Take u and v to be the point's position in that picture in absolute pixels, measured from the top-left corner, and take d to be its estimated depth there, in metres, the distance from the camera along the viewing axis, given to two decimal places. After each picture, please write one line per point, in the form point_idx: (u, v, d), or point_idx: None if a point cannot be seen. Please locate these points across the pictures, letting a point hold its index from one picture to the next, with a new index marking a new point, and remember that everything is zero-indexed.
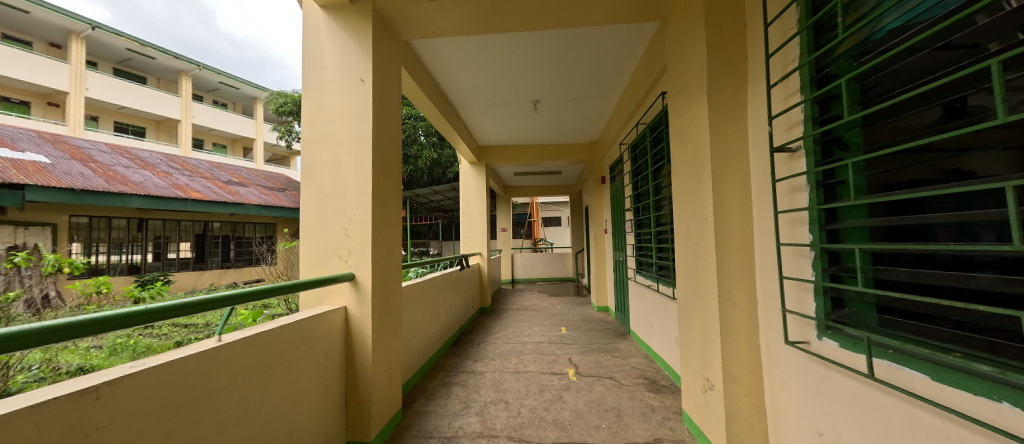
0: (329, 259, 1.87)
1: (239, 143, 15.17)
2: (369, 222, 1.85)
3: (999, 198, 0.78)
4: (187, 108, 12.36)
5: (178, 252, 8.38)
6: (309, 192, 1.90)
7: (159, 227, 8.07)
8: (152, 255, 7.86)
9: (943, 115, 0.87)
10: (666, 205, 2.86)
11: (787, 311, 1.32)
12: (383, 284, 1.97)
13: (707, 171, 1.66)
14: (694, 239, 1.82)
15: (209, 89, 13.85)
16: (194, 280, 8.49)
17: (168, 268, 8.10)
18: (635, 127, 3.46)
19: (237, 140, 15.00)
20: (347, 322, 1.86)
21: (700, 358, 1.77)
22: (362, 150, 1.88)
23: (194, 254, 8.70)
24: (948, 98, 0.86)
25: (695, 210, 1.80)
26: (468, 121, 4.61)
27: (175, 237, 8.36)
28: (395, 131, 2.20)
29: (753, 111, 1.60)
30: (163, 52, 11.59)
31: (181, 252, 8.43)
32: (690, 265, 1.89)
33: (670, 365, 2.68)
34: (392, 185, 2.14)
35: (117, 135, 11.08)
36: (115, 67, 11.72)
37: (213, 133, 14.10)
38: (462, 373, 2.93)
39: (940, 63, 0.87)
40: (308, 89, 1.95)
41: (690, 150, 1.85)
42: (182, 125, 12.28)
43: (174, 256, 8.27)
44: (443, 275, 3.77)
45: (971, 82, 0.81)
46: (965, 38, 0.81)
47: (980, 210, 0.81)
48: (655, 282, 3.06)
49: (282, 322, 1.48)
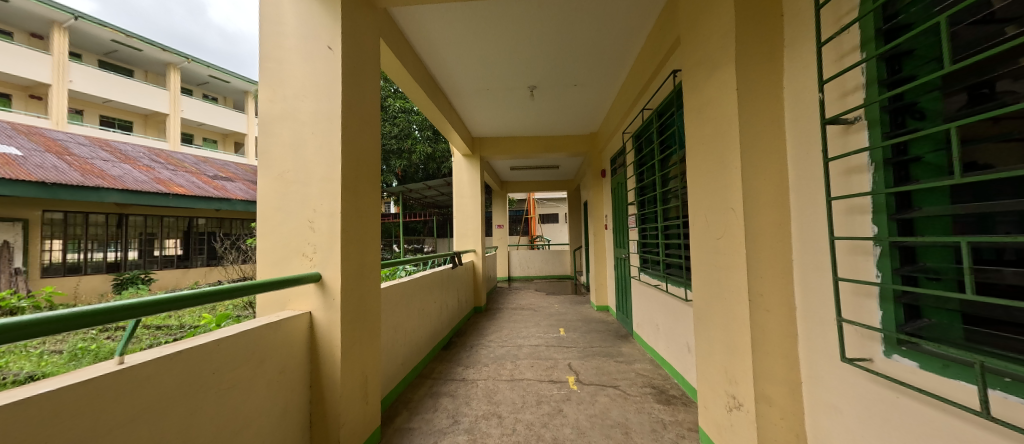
0: (290, 257, 1.60)
1: (230, 139, 14.76)
2: (338, 213, 1.58)
3: (1020, 189, 0.72)
4: (175, 101, 11.94)
5: (170, 250, 8.17)
6: (268, 179, 1.62)
7: (141, 223, 7.69)
8: (135, 253, 7.51)
9: (968, 101, 0.80)
10: (674, 197, 2.61)
11: (842, 321, 1.07)
12: (356, 285, 1.70)
13: (734, 152, 1.40)
14: (715, 233, 1.57)
15: (198, 82, 13.42)
16: (177, 278, 8.15)
17: (153, 266, 7.78)
18: (640, 114, 3.20)
19: (227, 135, 14.60)
20: (312, 332, 1.58)
21: (723, 372, 1.53)
22: (329, 129, 1.61)
23: (180, 252, 8.37)
24: (975, 82, 0.79)
25: (717, 199, 1.55)
26: (460, 108, 4.33)
27: (165, 234, 8.09)
28: (373, 112, 1.93)
29: (791, 81, 1.35)
30: (149, 43, 11.16)
31: (167, 249, 8.09)
32: (710, 264, 1.64)
33: (680, 374, 2.43)
34: (368, 172, 1.87)
35: (103, 129, 10.68)
36: (99, 59, 11.23)
37: (204, 128, 13.67)
38: (452, 381, 2.68)
39: (965, 44, 0.80)
40: (267, 59, 1.67)
41: (711, 130, 1.60)
42: (170, 119, 11.86)
43: (159, 253, 7.94)
44: (432, 274, 3.50)
45: (994, 66, 0.75)
46: (985, 23, 0.76)
47: (999, 202, 0.75)
48: (662, 281, 2.82)
49: (221, 333, 1.19)
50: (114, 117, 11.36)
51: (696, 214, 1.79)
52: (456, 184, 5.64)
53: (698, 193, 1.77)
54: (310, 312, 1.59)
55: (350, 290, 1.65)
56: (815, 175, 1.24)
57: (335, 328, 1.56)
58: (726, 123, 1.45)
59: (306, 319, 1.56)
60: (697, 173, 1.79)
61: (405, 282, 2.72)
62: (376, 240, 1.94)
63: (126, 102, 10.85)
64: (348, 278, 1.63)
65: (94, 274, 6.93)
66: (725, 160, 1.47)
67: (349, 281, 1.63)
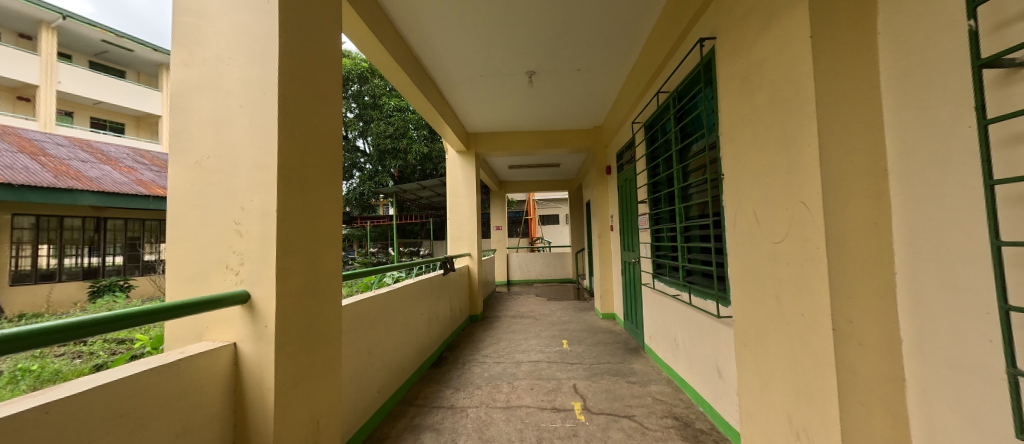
0: (210, 269, 1.21)
1: None
2: (272, 211, 1.19)
3: None
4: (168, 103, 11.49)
5: (151, 255, 7.74)
6: (181, 167, 1.23)
7: (121, 227, 7.26)
8: (121, 257, 7.18)
9: None
10: (698, 193, 2.23)
11: (1013, 373, 0.67)
12: (300, 305, 1.30)
13: (809, 122, 1.02)
14: (774, 233, 1.19)
15: None
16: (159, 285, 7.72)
17: (134, 271, 7.33)
18: (654, 99, 2.82)
19: None
20: (237, 369, 1.18)
21: (786, 420, 1.13)
22: (262, 100, 1.23)
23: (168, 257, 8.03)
24: None
25: (775, 189, 1.16)
26: (452, 98, 3.95)
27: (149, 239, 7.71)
28: (332, 88, 1.55)
29: (890, 22, 0.96)
30: (141, 43, 10.78)
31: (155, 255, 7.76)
32: (764, 275, 1.24)
33: (711, 405, 2.03)
34: (324, 161, 1.48)
35: (95, 131, 10.25)
36: (89, 60, 10.80)
37: None
38: (438, 410, 2.29)
39: None
40: (185, 11, 1.28)
41: (766, 99, 1.21)
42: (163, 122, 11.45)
43: (147, 259, 7.61)
44: (420, 282, 3.11)
45: None
46: None
47: None
48: (682, 292, 2.42)
49: (68, 389, 0.79)
50: (105, 119, 10.95)
51: (740, 210, 1.40)
52: (450, 183, 5.26)
53: (743, 183, 1.39)
54: (235, 342, 1.20)
55: (291, 313, 1.25)
56: (939, 149, 0.85)
57: (266, 364, 1.17)
58: (796, 85, 1.06)
59: (229, 349, 1.18)
60: (740, 157, 1.40)
61: (384, 294, 2.33)
62: (336, 246, 1.56)
63: (118, 104, 10.37)
64: (289, 297, 1.23)
65: (70, 281, 6.50)
66: (794, 134, 1.08)
67: (290, 302, 1.24)
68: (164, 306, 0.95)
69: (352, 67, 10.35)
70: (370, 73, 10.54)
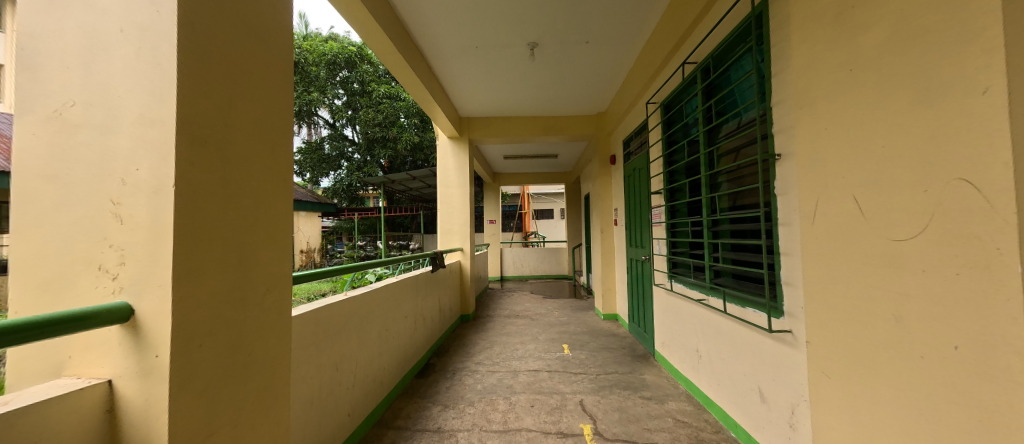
0: (72, 271, 0.80)
1: None
2: (167, 184, 0.79)
3: None
4: None
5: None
6: (32, 117, 0.82)
7: None
8: None
9: None
10: (733, 183, 1.93)
11: None
12: (222, 321, 0.91)
13: (996, 51, 0.65)
14: (905, 224, 0.84)
15: None
16: None
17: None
18: (676, 73, 2.47)
19: None
20: (118, 421, 0.79)
21: None
22: (154, 19, 0.82)
23: None
24: None
25: (912, 164, 0.81)
26: (444, 75, 3.53)
27: None
28: (276, 27, 1.15)
29: None
30: None
31: None
32: (878, 286, 0.91)
33: (748, 433, 1.71)
34: (263, 121, 1.08)
35: None
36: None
37: None
38: (421, 434, 1.93)
39: None
40: None
41: (891, 36, 0.85)
42: None
43: None
44: (405, 280, 2.74)
45: None
46: None
47: None
48: (709, 296, 2.09)
49: None
50: None
51: (829, 196, 1.05)
52: (441, 172, 4.84)
53: (834, 160, 1.03)
54: (111, 378, 0.79)
55: (205, 333, 0.86)
56: None
57: (156, 414, 0.77)
58: (964, 1, 0.70)
59: (103, 390, 0.78)
60: (832, 126, 1.04)
61: (359, 297, 1.95)
62: (285, 239, 1.17)
63: None
64: (199, 311, 0.84)
65: None
66: (961, 75, 0.72)
67: (203, 318, 0.85)
68: (3, 327, 0.58)
69: (339, 50, 9.78)
70: (359, 58, 9.98)
